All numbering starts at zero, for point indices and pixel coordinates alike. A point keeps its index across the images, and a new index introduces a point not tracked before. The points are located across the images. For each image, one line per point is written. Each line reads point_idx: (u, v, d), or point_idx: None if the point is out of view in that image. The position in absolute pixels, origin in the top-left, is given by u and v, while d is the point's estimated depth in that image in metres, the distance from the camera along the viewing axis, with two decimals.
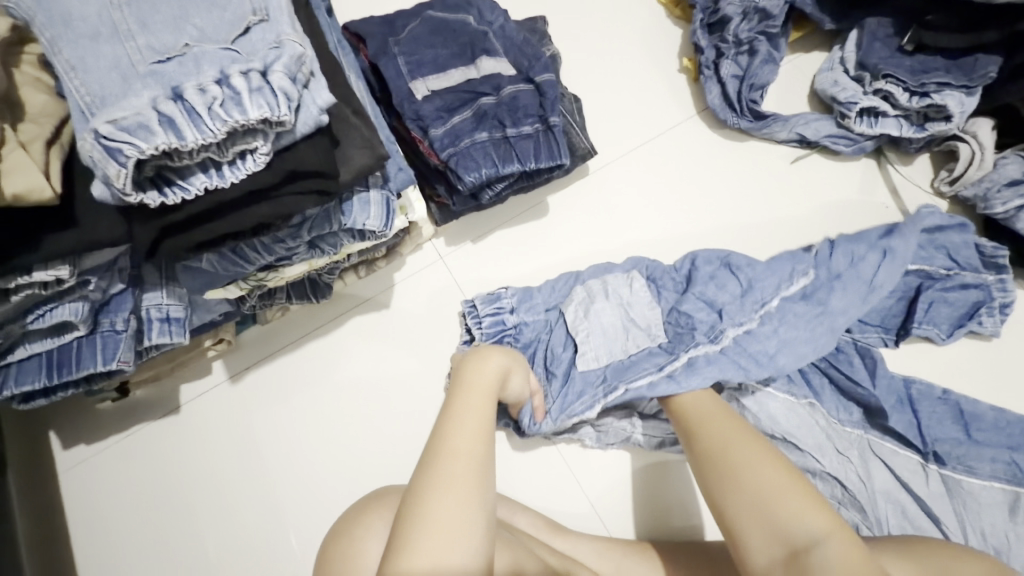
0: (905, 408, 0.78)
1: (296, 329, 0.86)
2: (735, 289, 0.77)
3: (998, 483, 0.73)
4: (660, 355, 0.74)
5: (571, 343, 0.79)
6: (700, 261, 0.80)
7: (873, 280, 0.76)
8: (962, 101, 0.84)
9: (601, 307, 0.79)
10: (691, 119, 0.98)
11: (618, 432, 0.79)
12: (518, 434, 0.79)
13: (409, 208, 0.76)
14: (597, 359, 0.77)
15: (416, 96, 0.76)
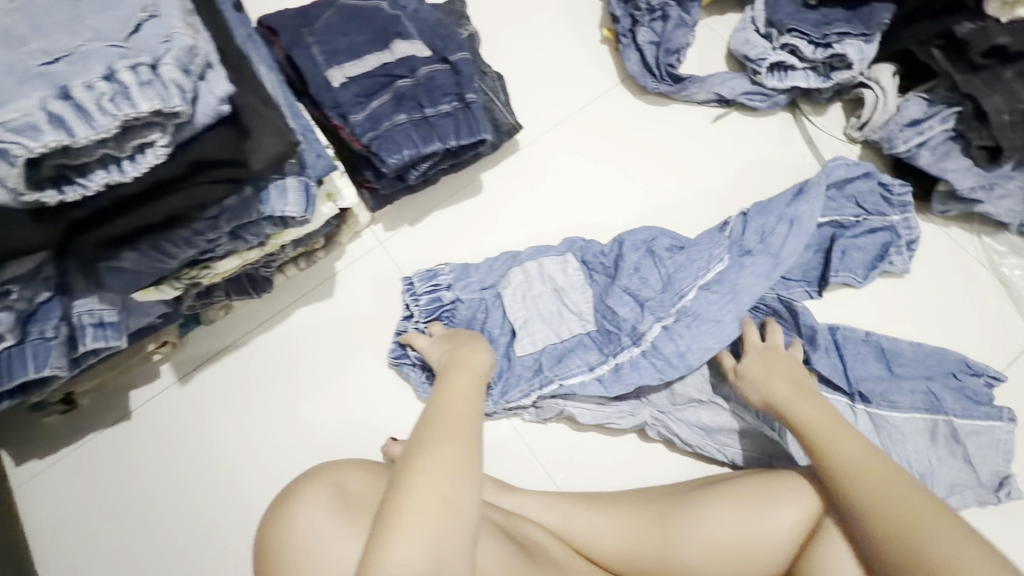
0: (832, 353, 0.81)
1: (242, 325, 0.88)
2: (655, 281, 0.80)
3: (918, 414, 0.78)
4: (590, 347, 0.80)
5: (509, 323, 0.82)
6: (621, 248, 0.83)
7: (776, 256, 0.80)
8: (861, 49, 0.89)
9: (537, 292, 0.83)
10: (615, 88, 1.01)
11: (552, 407, 0.79)
12: None
13: (337, 195, 0.77)
14: (533, 343, 0.81)
15: (333, 84, 0.77)
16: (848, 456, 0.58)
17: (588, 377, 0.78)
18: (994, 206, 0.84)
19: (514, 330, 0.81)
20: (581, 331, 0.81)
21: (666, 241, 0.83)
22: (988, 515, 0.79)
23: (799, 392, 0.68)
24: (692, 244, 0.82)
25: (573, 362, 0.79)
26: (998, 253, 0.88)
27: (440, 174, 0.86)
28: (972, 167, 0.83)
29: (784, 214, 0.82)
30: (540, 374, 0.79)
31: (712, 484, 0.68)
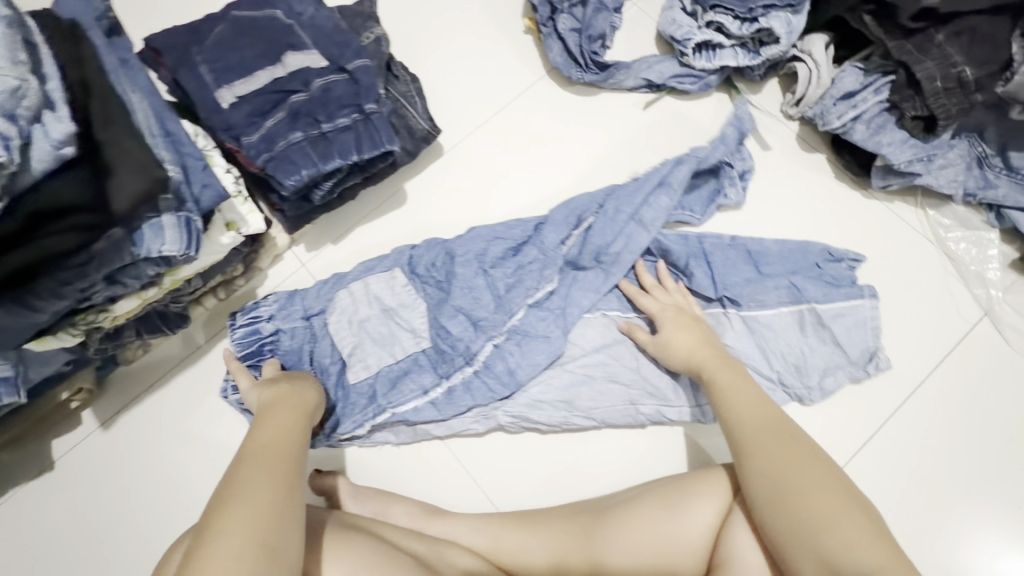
0: (702, 261, 0.81)
1: (166, 361, 0.85)
2: (455, 292, 0.80)
3: (785, 308, 0.79)
4: (394, 371, 0.79)
5: (337, 354, 0.80)
6: (413, 259, 0.83)
7: (614, 262, 0.81)
8: (788, 21, 0.83)
9: (361, 316, 0.81)
10: (540, 80, 0.96)
11: (412, 431, 0.79)
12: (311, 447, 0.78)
13: (240, 223, 0.74)
14: (365, 369, 0.79)
15: (222, 105, 0.73)
16: (749, 424, 0.62)
17: (422, 402, 0.78)
18: (934, 177, 0.81)
19: (344, 358, 0.80)
20: (416, 348, 0.80)
21: (500, 245, 0.82)
22: (942, 501, 0.76)
23: (717, 360, 0.71)
24: (530, 245, 0.82)
25: (400, 386, 0.78)
26: (943, 226, 0.85)
27: (352, 190, 0.82)
28: (908, 140, 0.80)
29: (637, 205, 0.81)
30: (371, 400, 0.78)
31: (635, 490, 0.68)
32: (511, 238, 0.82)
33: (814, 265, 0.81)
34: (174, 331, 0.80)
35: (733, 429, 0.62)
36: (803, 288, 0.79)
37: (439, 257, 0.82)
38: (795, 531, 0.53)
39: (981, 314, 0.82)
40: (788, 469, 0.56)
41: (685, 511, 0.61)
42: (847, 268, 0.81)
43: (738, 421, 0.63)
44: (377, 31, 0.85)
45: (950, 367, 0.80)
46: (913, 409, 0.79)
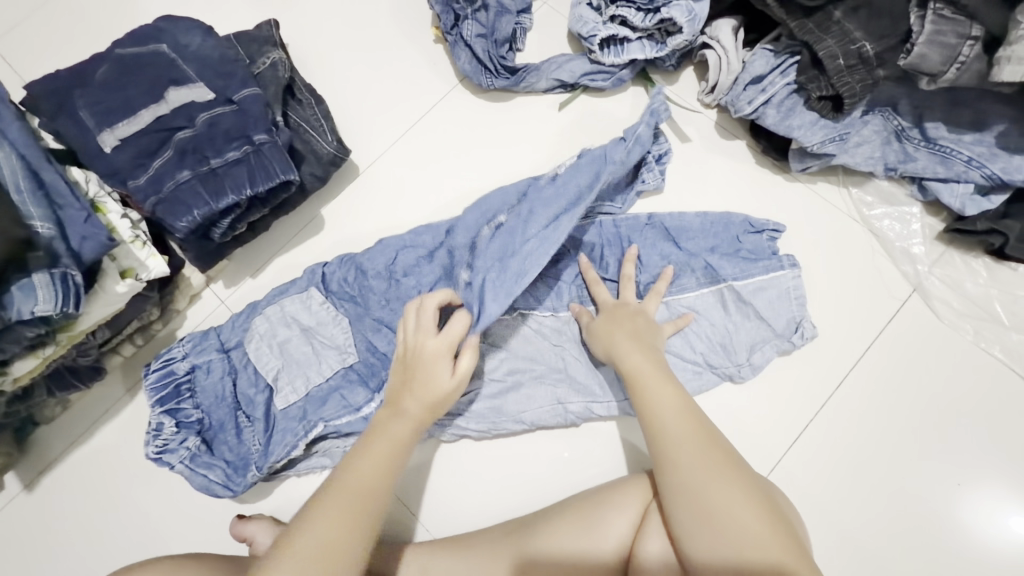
0: (617, 247, 0.81)
1: (87, 414, 0.82)
2: (373, 305, 0.79)
3: (705, 290, 0.78)
4: (320, 392, 0.76)
5: (263, 381, 0.77)
6: (328, 278, 0.81)
7: (513, 277, 0.75)
8: (689, 9, 0.81)
9: (281, 339, 0.78)
10: (454, 90, 0.94)
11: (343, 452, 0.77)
12: (231, 492, 0.74)
13: (138, 269, 0.71)
14: (293, 391, 0.76)
15: (105, 149, 0.70)
16: (668, 435, 0.57)
17: (353, 418, 0.75)
18: (851, 155, 0.80)
19: (270, 384, 0.76)
20: (341, 366, 0.77)
21: (413, 260, 0.80)
22: (875, 483, 0.76)
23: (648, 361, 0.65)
24: (440, 255, 0.80)
25: (326, 407, 0.76)
26: (867, 203, 0.83)
27: (259, 222, 0.79)
28: (819, 120, 0.79)
29: (555, 218, 0.76)
30: (300, 423, 0.75)
31: (560, 504, 0.67)
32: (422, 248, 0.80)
33: (734, 239, 0.79)
34: (91, 385, 0.78)
35: (655, 440, 0.58)
36: (719, 267, 0.78)
37: (356, 275, 0.80)
38: (717, 550, 0.51)
39: (910, 290, 0.80)
40: (706, 486, 0.53)
41: (601, 530, 0.61)
42: (768, 240, 0.79)
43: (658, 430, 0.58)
44: (273, 55, 0.82)
45: (881, 348, 0.79)
46: (846, 393, 0.78)
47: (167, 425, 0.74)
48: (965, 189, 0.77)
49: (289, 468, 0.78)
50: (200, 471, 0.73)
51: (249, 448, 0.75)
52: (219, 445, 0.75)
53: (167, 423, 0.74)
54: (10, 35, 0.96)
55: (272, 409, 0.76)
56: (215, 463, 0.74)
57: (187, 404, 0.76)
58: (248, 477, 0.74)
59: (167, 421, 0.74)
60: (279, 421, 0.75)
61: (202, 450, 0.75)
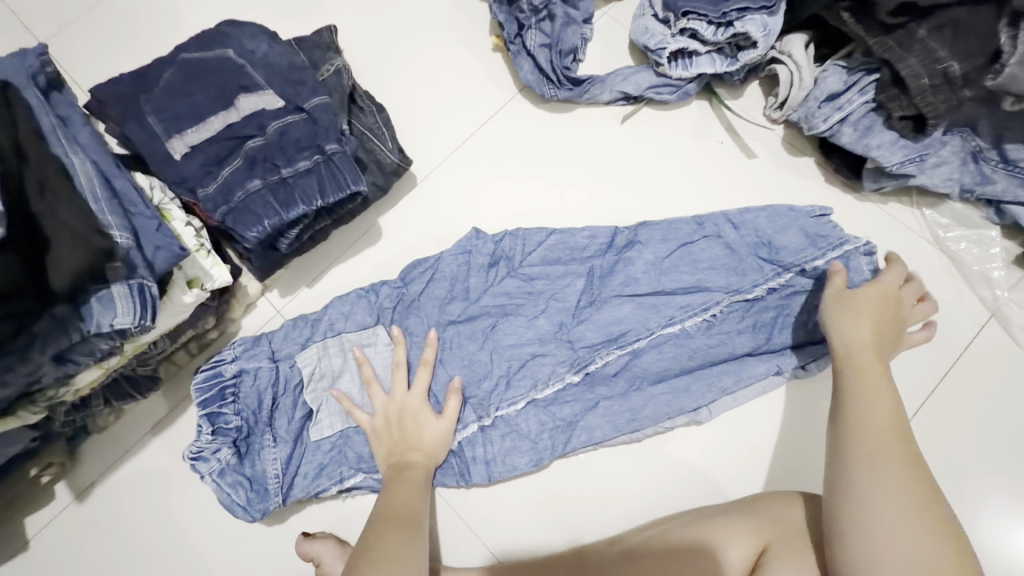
0: (719, 241, 0.79)
1: (139, 426, 0.80)
2: (477, 325, 0.77)
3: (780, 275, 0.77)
4: (362, 438, 0.74)
5: (303, 405, 0.74)
6: (412, 301, 0.78)
7: (642, 348, 0.77)
8: (764, 23, 0.80)
9: (342, 374, 0.75)
10: (514, 98, 0.92)
11: None
12: (247, 518, 0.70)
13: (203, 279, 0.69)
14: (332, 426, 0.74)
15: (175, 157, 0.69)
16: (861, 438, 0.54)
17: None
18: (928, 177, 0.78)
19: (310, 412, 0.74)
20: None
21: (516, 278, 0.79)
22: (956, 515, 0.73)
23: (866, 340, 0.62)
24: (549, 273, 0.79)
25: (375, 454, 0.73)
26: (942, 225, 0.81)
27: (321, 231, 0.77)
28: (898, 140, 0.77)
29: (709, 307, 0.77)
30: (333, 466, 0.73)
31: (639, 547, 0.67)
32: (513, 265, 0.80)
33: (799, 227, 0.78)
34: (145, 395, 0.75)
35: (848, 441, 0.55)
36: (778, 252, 0.77)
37: (443, 291, 0.78)
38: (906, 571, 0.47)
39: (989, 315, 0.78)
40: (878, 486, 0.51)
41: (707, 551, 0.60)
42: (826, 224, 0.78)
43: (852, 432, 0.55)
44: (336, 62, 0.81)
45: (959, 374, 0.77)
46: (924, 421, 0.76)
47: (204, 431, 0.70)
48: None
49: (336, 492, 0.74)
50: (224, 487, 0.69)
51: (268, 472, 0.71)
52: (252, 459, 0.71)
53: (205, 427, 0.70)
54: (65, 37, 0.95)
55: (304, 435, 0.74)
56: (241, 480, 0.70)
57: (228, 410, 0.71)
58: (269, 504, 0.71)
59: (205, 426, 0.69)
60: (310, 452, 0.73)
61: (231, 463, 0.70)
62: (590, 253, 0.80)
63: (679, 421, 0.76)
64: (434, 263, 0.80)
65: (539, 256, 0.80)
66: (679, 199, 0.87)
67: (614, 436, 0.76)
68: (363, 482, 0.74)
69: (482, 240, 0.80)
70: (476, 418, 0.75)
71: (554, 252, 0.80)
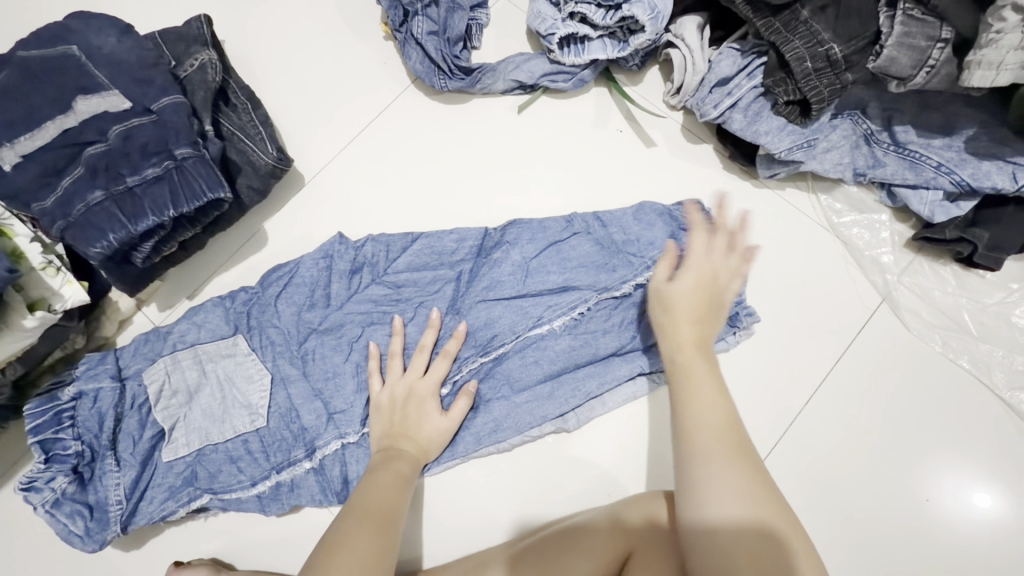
0: (588, 238, 0.78)
1: (3, 457, 0.73)
2: (342, 336, 0.75)
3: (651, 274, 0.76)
4: (218, 457, 0.71)
5: (153, 423, 0.70)
6: (266, 307, 0.75)
7: (506, 354, 0.76)
8: (652, 5, 0.76)
9: (201, 391, 0.72)
10: (408, 90, 0.88)
11: (243, 494, 0.71)
12: (85, 549, 0.66)
13: (50, 299, 0.65)
14: (186, 445, 0.70)
15: (4, 167, 0.62)
16: (693, 439, 0.55)
17: (247, 493, 0.71)
18: (819, 162, 0.77)
19: (162, 430, 0.70)
20: (247, 429, 0.71)
21: (381, 285, 0.77)
22: (846, 502, 0.74)
23: (695, 334, 0.61)
24: (416, 280, 0.78)
25: (230, 474, 0.70)
26: (836, 210, 0.80)
27: (188, 241, 0.72)
28: (786, 126, 0.75)
29: (577, 306, 0.76)
30: (183, 489, 0.70)
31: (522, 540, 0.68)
32: (378, 271, 0.77)
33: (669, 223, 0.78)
34: (2, 424, 0.70)
35: (682, 442, 0.55)
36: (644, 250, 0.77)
37: (300, 294, 0.76)
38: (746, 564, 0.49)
39: (879, 300, 0.78)
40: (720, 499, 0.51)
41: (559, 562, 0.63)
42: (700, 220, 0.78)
43: (686, 434, 0.56)
44: (202, 56, 0.74)
45: (846, 364, 0.77)
46: (813, 411, 0.76)
47: (37, 458, 0.66)
48: (934, 196, 0.74)
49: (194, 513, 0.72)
50: (60, 517, 0.65)
51: (108, 499, 0.67)
52: (94, 485, 0.67)
53: (37, 455, 0.66)
54: None
55: (154, 457, 0.70)
56: (81, 509, 0.66)
57: (67, 435, 0.67)
58: (107, 535, 0.66)
59: (38, 453, 0.66)
60: (160, 474, 0.70)
61: (68, 492, 0.66)
62: (459, 257, 0.79)
63: (545, 429, 0.75)
64: (292, 267, 0.77)
65: (401, 261, 0.78)
66: (577, 190, 0.84)
67: (478, 449, 0.75)
68: (212, 503, 0.71)
69: (345, 246, 0.78)
70: (337, 436, 0.72)
71: (423, 256, 0.78)
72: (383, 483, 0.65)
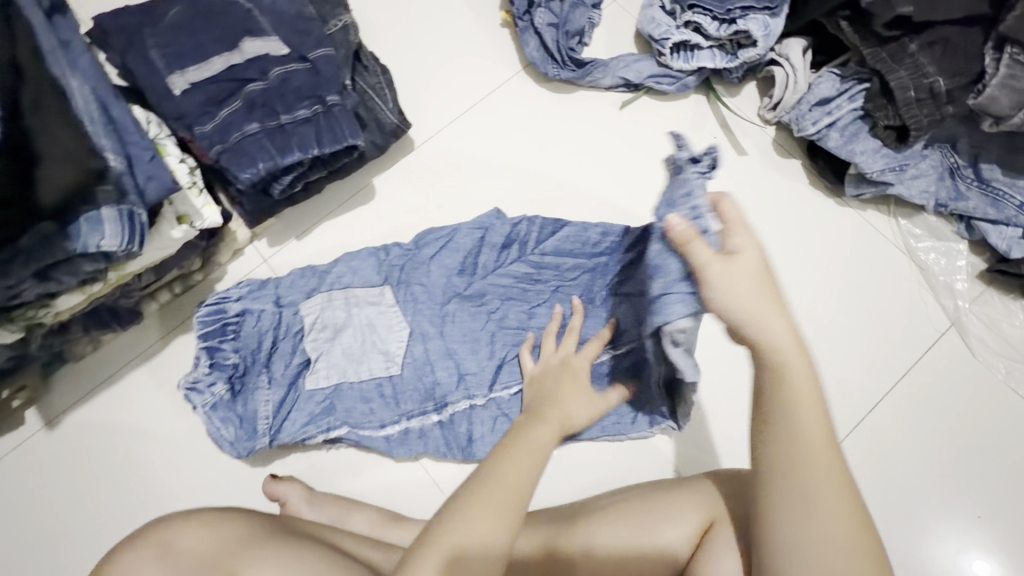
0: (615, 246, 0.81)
1: (117, 357, 0.81)
2: (484, 305, 0.80)
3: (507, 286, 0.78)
4: (353, 394, 0.75)
5: (303, 352, 0.76)
6: (419, 265, 0.81)
7: (633, 350, 0.76)
8: (766, 24, 0.82)
9: (344, 332, 0.77)
10: (518, 75, 0.94)
11: (375, 434, 0.75)
12: (235, 455, 0.73)
13: (193, 217, 0.70)
14: (327, 377, 0.75)
15: (174, 92, 0.69)
16: (801, 449, 0.48)
17: (376, 433, 0.75)
18: (906, 187, 0.81)
19: (309, 360, 0.76)
20: (382, 374, 0.76)
21: (523, 263, 0.82)
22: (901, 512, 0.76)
23: (784, 333, 0.49)
24: (557, 265, 0.82)
25: (362, 413, 0.75)
26: (914, 235, 0.85)
27: (314, 183, 0.78)
28: (881, 148, 0.79)
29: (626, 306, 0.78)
30: (322, 417, 0.74)
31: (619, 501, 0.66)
32: (524, 249, 0.82)
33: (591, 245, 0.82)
34: (125, 327, 0.76)
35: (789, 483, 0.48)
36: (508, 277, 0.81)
37: (455, 258, 0.81)
38: None
39: (948, 324, 0.82)
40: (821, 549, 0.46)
41: (652, 524, 0.62)
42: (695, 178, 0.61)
43: (796, 433, 0.48)
44: (344, 18, 0.80)
45: (913, 378, 0.81)
46: (876, 420, 0.79)
47: (202, 363, 0.72)
48: (1013, 234, 0.78)
49: (326, 444, 0.76)
50: (216, 419, 0.72)
51: (259, 413, 0.73)
52: (245, 399, 0.73)
53: (203, 360, 0.72)
54: None
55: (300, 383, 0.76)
56: (231, 419, 0.72)
57: (227, 347, 0.74)
58: (254, 444, 0.72)
59: (203, 358, 0.72)
60: (303, 400, 0.74)
61: (224, 398, 0.73)
62: (599, 250, 0.82)
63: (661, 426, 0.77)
64: (450, 232, 0.82)
65: (548, 247, 0.82)
66: (667, 186, 0.89)
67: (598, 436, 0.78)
68: (348, 436, 0.75)
69: (501, 221, 0.83)
70: (466, 397, 0.77)
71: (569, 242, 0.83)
72: (518, 456, 0.52)
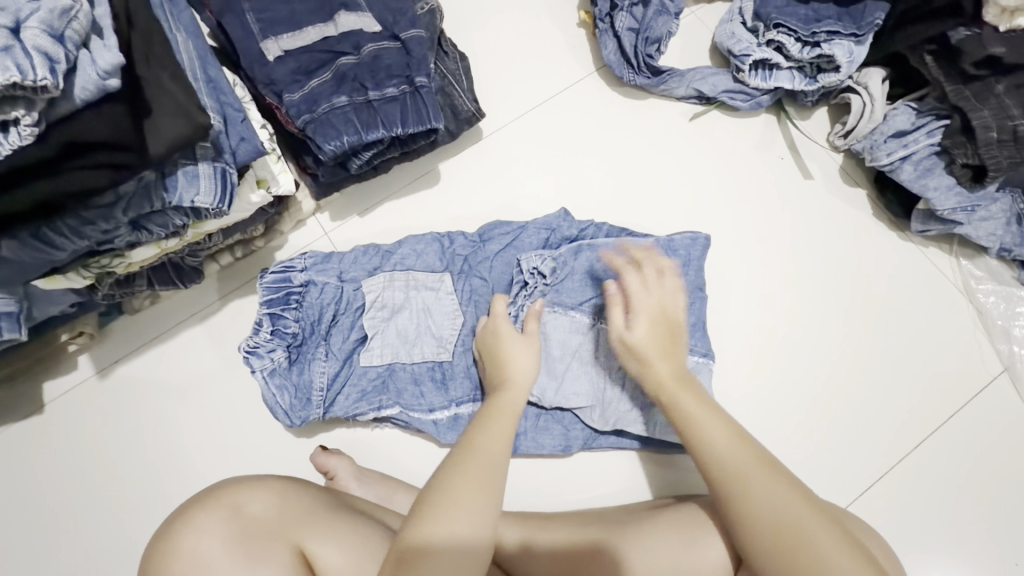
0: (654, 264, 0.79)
1: (173, 313, 0.81)
2: None
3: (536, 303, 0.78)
4: (405, 376, 0.75)
5: (360, 328, 0.76)
6: (483, 257, 0.81)
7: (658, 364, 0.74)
8: (850, 50, 0.82)
9: (401, 313, 0.77)
10: (591, 76, 0.94)
11: (423, 418, 0.75)
12: (287, 422, 0.72)
13: (270, 182, 0.71)
14: (381, 356, 0.76)
15: (267, 57, 0.69)
16: (722, 467, 0.57)
17: (425, 417, 0.75)
18: (974, 229, 0.81)
19: (365, 336, 0.76)
20: (433, 359, 0.76)
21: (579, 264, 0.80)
22: (940, 551, 0.75)
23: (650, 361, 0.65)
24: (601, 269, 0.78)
25: (413, 395, 0.75)
26: (975, 277, 0.85)
27: (387, 162, 0.79)
28: (955, 186, 0.79)
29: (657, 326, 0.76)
30: (374, 394, 0.75)
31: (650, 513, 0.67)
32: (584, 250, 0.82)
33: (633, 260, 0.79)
34: (188, 287, 0.76)
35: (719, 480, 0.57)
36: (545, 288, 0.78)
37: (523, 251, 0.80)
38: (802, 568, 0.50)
39: (1001, 369, 0.82)
40: (764, 512, 0.53)
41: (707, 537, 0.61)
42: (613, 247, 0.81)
43: (714, 464, 0.57)
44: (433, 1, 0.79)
45: (962, 417, 0.80)
46: (922, 457, 0.79)
47: (264, 329, 0.73)
48: None
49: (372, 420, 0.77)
50: (272, 386, 0.72)
51: (312, 383, 0.73)
52: (299, 369, 0.74)
53: (265, 326, 0.73)
54: None
55: (353, 358, 0.76)
56: (286, 387, 0.73)
57: (289, 316, 0.74)
58: (308, 414, 0.73)
59: (266, 324, 0.73)
60: (355, 376, 0.75)
61: (281, 366, 0.73)
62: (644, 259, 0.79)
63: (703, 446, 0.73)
64: (518, 230, 0.83)
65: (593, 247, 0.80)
66: (730, 201, 0.89)
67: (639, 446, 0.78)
68: (397, 416, 0.75)
69: (569, 223, 0.84)
70: None
71: None
72: (494, 437, 0.58)
